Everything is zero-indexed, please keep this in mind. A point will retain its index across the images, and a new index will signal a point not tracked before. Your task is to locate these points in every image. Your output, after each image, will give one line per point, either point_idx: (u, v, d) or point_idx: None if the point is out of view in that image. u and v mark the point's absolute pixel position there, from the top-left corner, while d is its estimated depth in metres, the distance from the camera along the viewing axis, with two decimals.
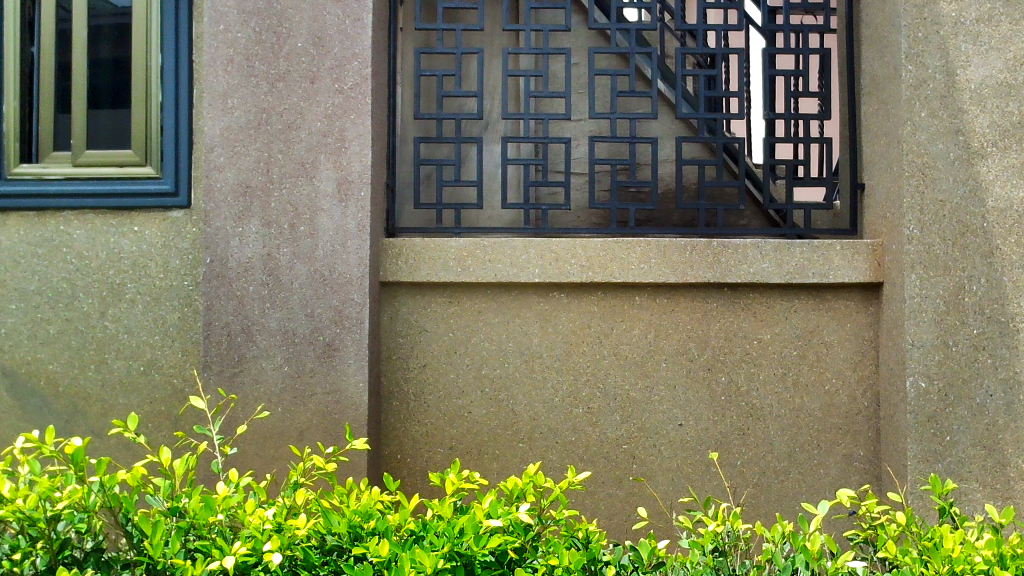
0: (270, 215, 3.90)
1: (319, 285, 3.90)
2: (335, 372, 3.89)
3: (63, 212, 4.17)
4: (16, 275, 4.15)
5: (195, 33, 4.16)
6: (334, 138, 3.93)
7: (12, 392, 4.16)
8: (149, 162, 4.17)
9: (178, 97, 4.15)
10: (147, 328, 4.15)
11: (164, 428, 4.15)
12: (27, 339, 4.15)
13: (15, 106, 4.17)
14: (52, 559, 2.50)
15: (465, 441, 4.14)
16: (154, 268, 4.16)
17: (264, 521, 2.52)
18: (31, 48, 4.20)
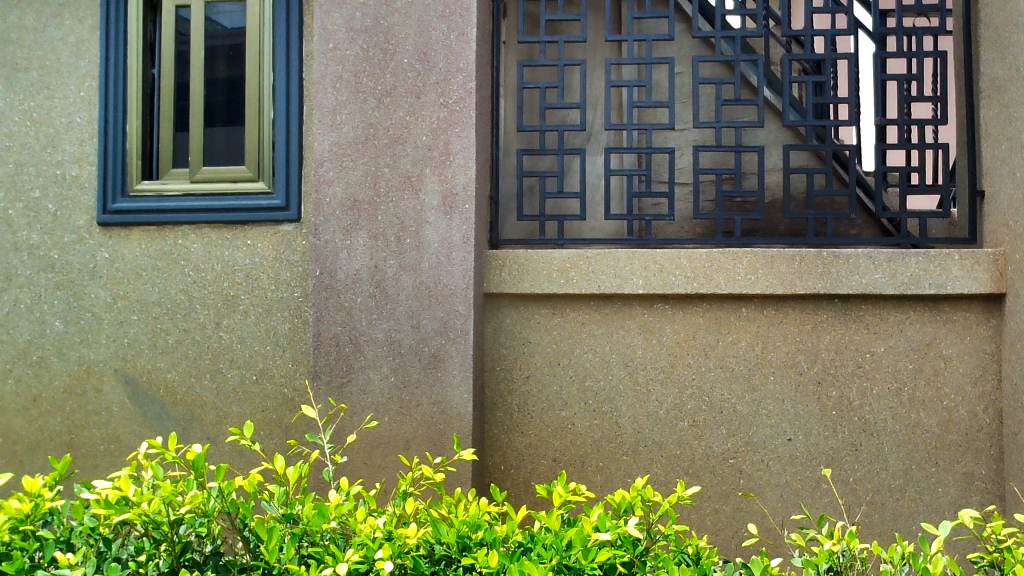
0: (377, 228, 3.98)
1: (424, 297, 3.95)
2: (440, 384, 3.93)
3: (182, 226, 4.33)
4: (138, 287, 4.34)
5: (305, 52, 4.29)
6: (439, 152, 3.98)
7: (134, 400, 4.34)
8: (261, 177, 4.30)
9: (290, 114, 4.28)
10: (259, 338, 4.27)
11: (275, 436, 4.26)
12: (148, 348, 4.33)
13: (137, 126, 4.38)
14: (174, 561, 2.60)
15: (569, 453, 4.13)
16: (265, 280, 4.28)
17: (375, 529, 2.55)
18: (152, 70, 4.42)
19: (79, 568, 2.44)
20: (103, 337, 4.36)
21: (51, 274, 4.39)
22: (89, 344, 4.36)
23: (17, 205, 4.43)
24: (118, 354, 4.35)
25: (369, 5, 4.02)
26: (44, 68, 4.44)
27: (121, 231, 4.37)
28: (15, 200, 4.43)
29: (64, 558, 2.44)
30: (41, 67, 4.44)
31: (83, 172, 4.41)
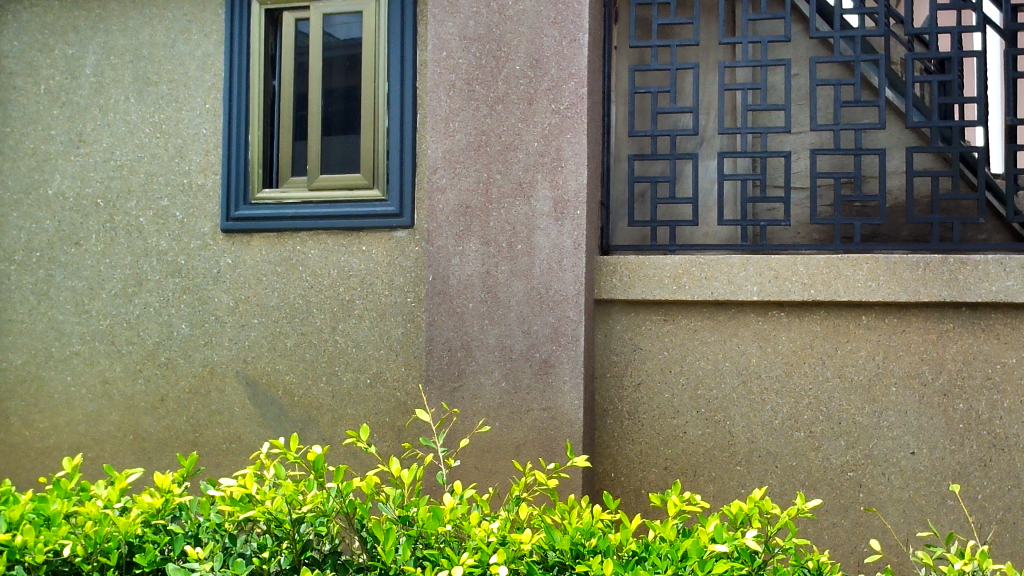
0: (490, 234, 4.01)
1: (536, 303, 3.96)
2: (551, 390, 3.93)
3: (301, 232, 4.46)
4: (259, 292, 4.48)
5: (419, 61, 4.36)
6: (551, 158, 3.98)
7: (255, 401, 4.48)
8: (376, 185, 4.39)
9: (404, 122, 4.35)
10: (373, 342, 4.36)
11: (388, 439, 4.34)
12: (267, 351, 4.47)
13: (259, 136, 4.54)
14: (295, 559, 2.66)
15: (680, 461, 4.07)
16: (380, 285, 4.37)
17: (489, 533, 2.57)
18: (273, 81, 4.58)
19: (207, 562, 2.53)
20: (226, 339, 4.52)
21: (178, 279, 4.58)
22: (213, 346, 4.53)
23: (147, 213, 4.64)
24: (240, 356, 4.50)
25: (481, 14, 4.07)
26: (172, 82, 4.64)
27: (243, 237, 4.53)
28: (146, 208, 4.64)
29: (193, 551, 2.53)
30: (170, 81, 4.64)
31: (208, 181, 4.59)
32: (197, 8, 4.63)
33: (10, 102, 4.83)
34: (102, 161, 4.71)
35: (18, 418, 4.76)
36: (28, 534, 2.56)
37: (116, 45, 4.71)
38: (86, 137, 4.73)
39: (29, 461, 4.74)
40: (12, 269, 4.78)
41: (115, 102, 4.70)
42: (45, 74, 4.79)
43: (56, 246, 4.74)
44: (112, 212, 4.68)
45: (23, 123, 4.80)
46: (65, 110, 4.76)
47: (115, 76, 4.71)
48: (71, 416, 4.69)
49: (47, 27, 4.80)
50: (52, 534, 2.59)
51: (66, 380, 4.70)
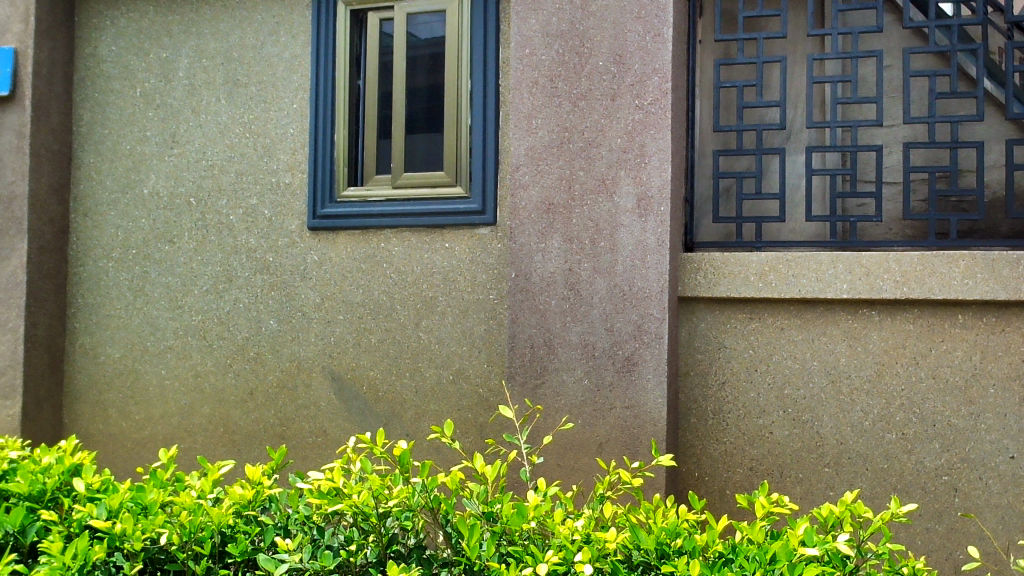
0: (572, 231, 4.00)
1: (619, 300, 3.94)
2: (634, 388, 3.90)
3: (385, 230, 4.52)
4: (344, 288, 4.56)
5: (502, 59, 4.37)
6: (634, 154, 3.95)
7: (340, 395, 4.56)
8: (459, 182, 4.42)
9: (486, 120, 4.37)
10: (456, 339, 4.39)
11: (471, 435, 4.37)
12: (352, 347, 4.54)
13: (344, 135, 4.61)
14: (381, 552, 2.71)
15: (766, 462, 4.00)
16: (462, 282, 4.39)
17: (572, 531, 2.56)
18: (358, 81, 4.65)
19: (296, 554, 2.58)
20: (312, 335, 4.61)
21: (266, 276, 4.69)
22: (300, 341, 4.62)
23: (237, 211, 4.76)
24: (325, 352, 4.58)
25: (564, 10, 4.05)
26: (261, 83, 4.75)
27: (329, 235, 4.60)
28: (236, 206, 4.76)
29: (283, 542, 2.59)
30: (260, 82, 4.75)
31: (295, 179, 4.68)
32: (285, 10, 4.72)
33: (108, 105, 5.00)
34: (194, 161, 4.84)
35: (115, 410, 4.93)
36: (126, 522, 2.65)
37: (208, 48, 4.84)
38: (179, 137, 4.87)
39: (125, 452, 4.91)
40: (110, 266, 4.96)
41: (207, 104, 4.83)
42: (140, 77, 4.95)
43: (151, 244, 4.89)
44: (204, 210, 4.81)
45: (120, 126, 4.97)
46: (160, 111, 4.91)
47: (206, 78, 4.84)
48: (165, 408, 4.84)
49: (143, 31, 4.96)
50: (150, 522, 2.68)
51: (160, 373, 4.85)
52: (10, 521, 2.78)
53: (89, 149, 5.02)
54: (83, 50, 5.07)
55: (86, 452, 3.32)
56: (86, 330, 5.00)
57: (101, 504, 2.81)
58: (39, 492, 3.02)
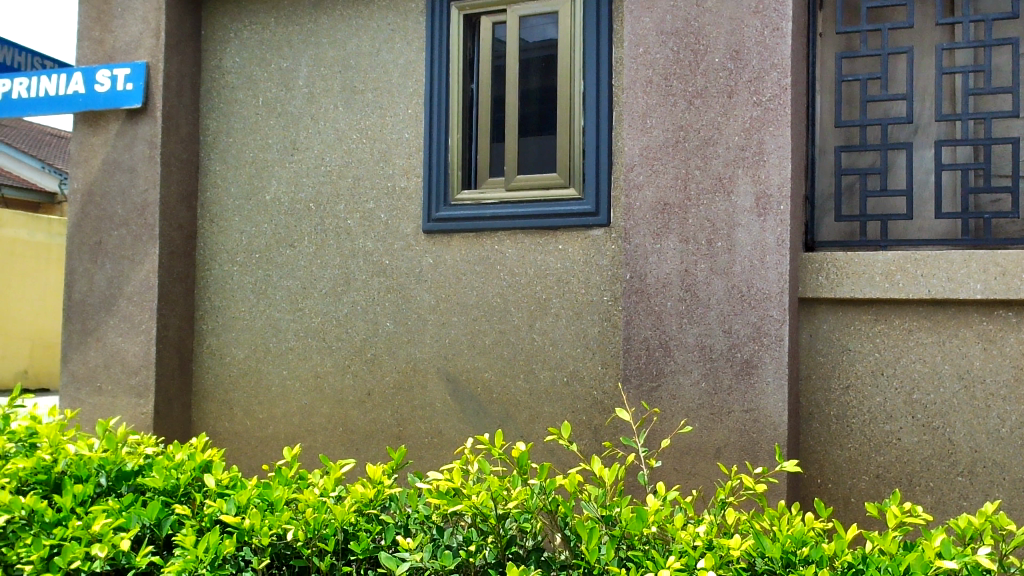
0: (688, 231, 3.94)
1: (737, 301, 3.85)
2: (753, 391, 3.80)
3: (498, 232, 4.54)
4: (458, 290, 4.60)
5: (615, 59, 4.33)
6: (753, 151, 3.85)
7: (455, 396, 4.60)
8: (572, 184, 4.39)
9: (600, 121, 4.33)
10: (570, 341, 4.38)
11: (586, 437, 4.34)
12: (467, 348, 4.58)
13: (458, 140, 4.66)
14: (499, 553, 2.69)
15: (894, 469, 3.85)
16: (576, 284, 4.38)
17: (695, 537, 2.51)
18: (471, 85, 4.69)
19: (417, 553, 2.61)
20: (427, 336, 4.66)
21: (383, 278, 4.77)
22: (416, 343, 4.69)
23: (354, 215, 4.86)
24: (441, 353, 4.63)
25: (679, 7, 3.99)
26: (378, 89, 4.84)
27: (444, 238, 4.66)
28: (353, 211, 4.86)
29: (404, 541, 2.62)
30: (376, 88, 4.84)
31: (411, 183, 4.75)
32: (400, 17, 4.80)
33: (232, 115, 5.18)
34: (313, 167, 4.97)
35: (239, 409, 5.10)
36: (255, 518, 2.73)
37: (327, 57, 4.97)
38: (299, 144, 5.01)
39: (249, 449, 5.07)
40: (235, 270, 5.14)
41: (326, 111, 4.96)
42: (262, 87, 5.11)
43: (273, 248, 5.04)
44: (323, 215, 4.93)
45: (244, 134, 5.15)
46: (281, 119, 5.06)
47: (325, 86, 4.96)
48: (286, 408, 4.98)
49: (265, 42, 5.12)
50: (276, 518, 2.74)
51: (282, 374, 5.00)
52: (147, 514, 2.91)
53: (215, 158, 5.22)
54: (208, 62, 5.26)
55: (216, 449, 3.45)
56: (213, 332, 5.19)
57: (230, 499, 2.90)
58: (173, 487, 3.15)
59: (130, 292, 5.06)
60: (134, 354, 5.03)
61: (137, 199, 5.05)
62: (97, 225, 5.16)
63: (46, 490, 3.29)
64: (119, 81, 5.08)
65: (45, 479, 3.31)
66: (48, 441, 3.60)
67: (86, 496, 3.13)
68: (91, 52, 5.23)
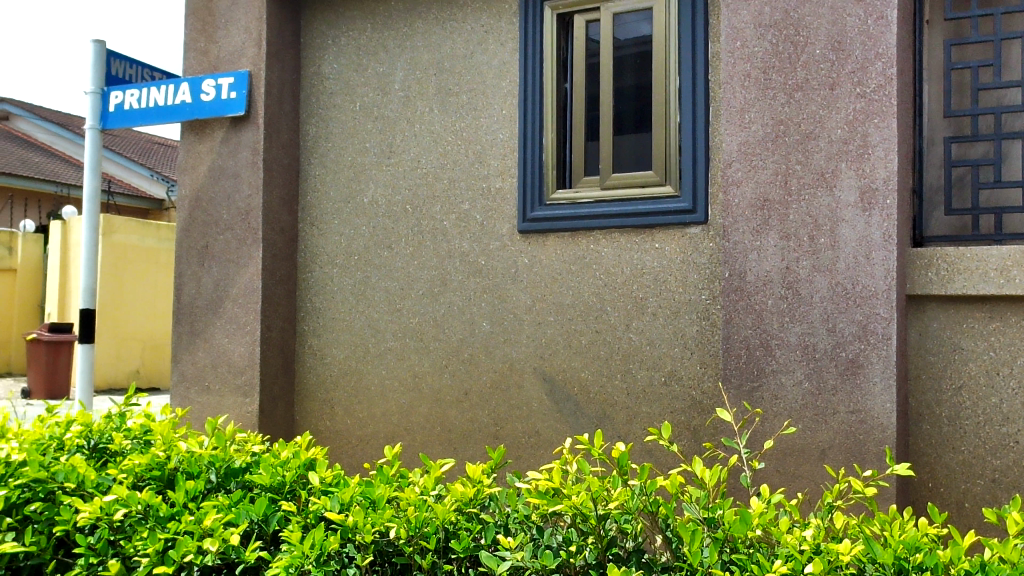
0: (789, 227, 3.85)
1: (841, 299, 3.74)
2: (859, 392, 3.69)
3: (594, 231, 4.52)
4: (555, 290, 4.60)
5: (711, 53, 4.25)
6: (856, 145, 3.74)
7: (551, 396, 4.59)
8: (669, 182, 4.34)
9: (696, 116, 4.26)
10: (667, 340, 4.33)
11: (685, 438, 4.28)
12: (563, 348, 4.57)
13: (552, 139, 4.65)
14: (601, 554, 2.67)
15: (1011, 474, 3.68)
16: (673, 283, 4.33)
17: (802, 542, 2.45)
18: (565, 84, 4.68)
19: (518, 552, 2.61)
20: (524, 336, 4.67)
21: (479, 279, 4.80)
22: (512, 343, 4.70)
23: (450, 216, 4.91)
24: (537, 353, 4.64)
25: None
26: (472, 91, 4.88)
27: (539, 238, 4.66)
28: (449, 212, 4.91)
29: (505, 541, 2.63)
30: (471, 90, 4.88)
31: (506, 184, 4.76)
32: (493, 18, 4.82)
33: (331, 120, 5.29)
34: (410, 170, 5.03)
35: (340, 408, 5.20)
36: (358, 515, 2.78)
37: (422, 60, 5.03)
38: (396, 147, 5.08)
39: (351, 448, 5.16)
40: (335, 271, 5.24)
41: (421, 114, 5.02)
42: (360, 92, 5.21)
43: (371, 250, 5.13)
44: (419, 216, 4.99)
45: (343, 138, 5.25)
46: (378, 123, 5.15)
47: (420, 89, 5.03)
48: (386, 407, 5.06)
49: (361, 48, 5.22)
50: (379, 516, 2.79)
51: (381, 373, 5.08)
52: (255, 510, 2.99)
53: (314, 162, 5.33)
54: (308, 69, 5.39)
55: (319, 446, 3.53)
56: (314, 332, 5.31)
57: (334, 496, 2.97)
58: (279, 484, 3.24)
59: (235, 294, 5.22)
60: (239, 354, 5.19)
61: (242, 204, 5.21)
62: (204, 230, 5.34)
63: (160, 486, 3.41)
64: (223, 90, 5.24)
65: (159, 475, 3.43)
66: (161, 439, 3.75)
67: (197, 492, 3.24)
68: (198, 62, 5.43)
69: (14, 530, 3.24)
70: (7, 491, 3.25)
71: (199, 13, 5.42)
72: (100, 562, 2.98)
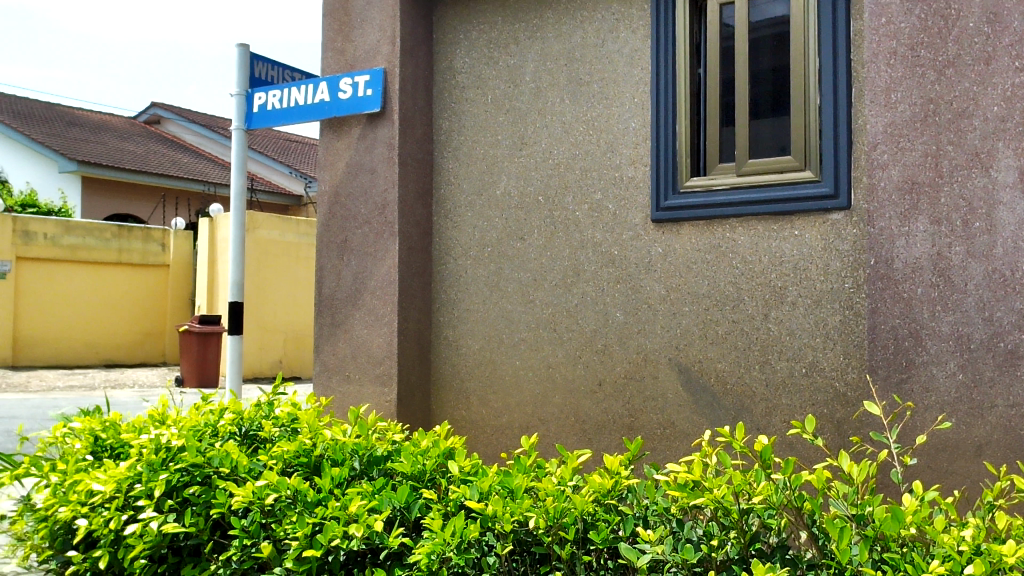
0: (940, 211, 3.66)
1: (999, 287, 3.57)
2: (1019, 384, 3.51)
3: (730, 219, 4.43)
4: (689, 279, 4.53)
5: (854, 31, 4.09)
6: (1014, 122, 3.56)
7: (687, 387, 4.52)
8: (809, 166, 4.19)
9: (838, 97, 4.10)
10: (809, 330, 4.20)
11: (828, 431, 4.14)
12: (699, 339, 4.49)
13: (686, 126, 4.57)
14: (743, 549, 2.60)
15: None
16: (815, 271, 4.20)
17: (961, 542, 2.33)
18: (699, 69, 4.58)
19: (658, 545, 2.58)
20: (658, 327, 4.62)
21: (613, 269, 4.78)
22: (647, 334, 4.65)
23: (583, 206, 4.89)
24: (672, 343, 4.57)
25: None
26: (604, 80, 4.85)
27: (673, 227, 4.60)
28: (581, 202, 4.90)
29: (645, 533, 2.60)
30: (602, 79, 4.85)
31: (639, 172, 4.72)
32: (624, 6, 4.78)
33: (463, 113, 5.36)
34: (542, 161, 5.04)
35: (475, 398, 5.27)
36: (497, 504, 2.81)
37: (552, 51, 5.03)
38: (528, 139, 5.10)
39: (486, 437, 5.22)
40: (469, 263, 5.31)
41: (553, 105, 5.02)
42: (491, 85, 5.25)
43: (504, 241, 5.17)
44: (552, 208, 5.00)
45: (476, 132, 5.31)
46: (509, 115, 5.18)
47: (551, 80, 5.03)
48: (520, 397, 5.09)
49: (493, 41, 5.26)
50: (517, 506, 2.81)
51: (516, 364, 5.12)
52: (397, 497, 3.06)
53: (448, 156, 5.41)
54: (440, 64, 5.47)
55: (458, 436, 3.60)
56: (449, 324, 5.40)
57: (473, 485, 3.01)
58: (420, 472, 3.31)
59: (373, 287, 5.35)
60: (378, 345, 5.32)
61: (378, 198, 5.34)
62: (344, 224, 5.50)
63: (307, 472, 3.55)
64: (360, 87, 5.36)
65: (306, 461, 3.57)
66: (308, 427, 3.89)
67: (342, 478, 3.34)
68: (335, 61, 5.58)
69: (174, 511, 3.45)
70: (167, 474, 3.46)
71: (336, 13, 5.58)
72: (253, 544, 3.13)
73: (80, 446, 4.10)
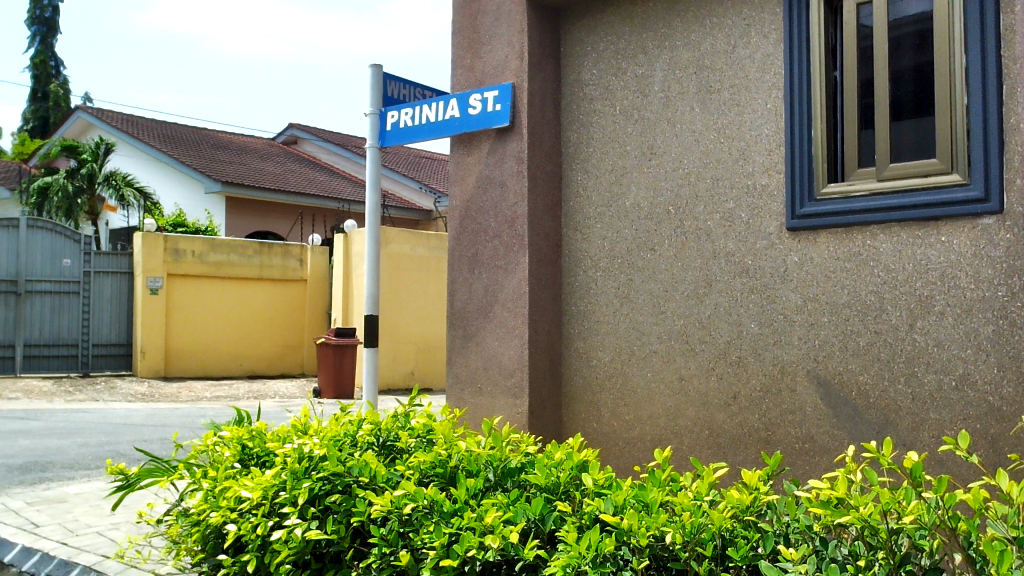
0: None
1: None
2: None
3: (871, 226, 4.27)
4: (828, 289, 4.39)
5: (1004, 26, 3.86)
6: None
7: (827, 401, 4.37)
8: (956, 169, 3.99)
9: (987, 97, 3.89)
10: (958, 341, 3.99)
11: (982, 448, 3.92)
12: (839, 350, 4.34)
13: (822, 130, 4.43)
14: (892, 570, 2.49)
15: None
16: (964, 279, 3.99)
17: None
18: (835, 72, 4.45)
19: (801, 564, 2.51)
20: (796, 338, 4.49)
21: (747, 279, 4.67)
22: (783, 345, 4.53)
23: (715, 216, 4.81)
24: (811, 355, 4.43)
25: None
26: (734, 87, 4.76)
27: (810, 235, 4.46)
28: (713, 212, 4.81)
29: (786, 551, 2.53)
30: (732, 86, 4.76)
31: (773, 180, 4.60)
32: (755, 11, 4.68)
33: (591, 125, 5.37)
34: (672, 171, 4.99)
35: (607, 410, 5.24)
36: (633, 518, 2.79)
37: (681, 59, 4.97)
38: (657, 149, 5.06)
39: (618, 450, 5.19)
40: (599, 274, 5.30)
41: (682, 114, 4.96)
42: (620, 96, 5.24)
43: (635, 252, 5.14)
44: (683, 218, 4.93)
45: (604, 143, 5.30)
46: (638, 126, 5.15)
47: (681, 89, 4.97)
48: (652, 409, 5.04)
49: (620, 52, 5.24)
50: (653, 520, 2.78)
51: (647, 375, 5.07)
52: (532, 509, 3.08)
53: (577, 168, 5.43)
54: (568, 77, 5.49)
55: (590, 448, 3.62)
56: (579, 335, 5.39)
57: (608, 499, 3.00)
58: (554, 484, 3.31)
59: (504, 299, 5.41)
60: (509, 357, 5.36)
61: (508, 212, 5.39)
62: (474, 238, 5.58)
63: (443, 482, 3.59)
64: (488, 102, 5.43)
65: (442, 471, 3.62)
66: (443, 438, 3.94)
67: (477, 489, 3.38)
68: (465, 78, 5.68)
69: (318, 518, 3.57)
70: (309, 483, 3.60)
71: (465, 31, 5.68)
72: (392, 552, 3.20)
73: (229, 454, 4.30)
